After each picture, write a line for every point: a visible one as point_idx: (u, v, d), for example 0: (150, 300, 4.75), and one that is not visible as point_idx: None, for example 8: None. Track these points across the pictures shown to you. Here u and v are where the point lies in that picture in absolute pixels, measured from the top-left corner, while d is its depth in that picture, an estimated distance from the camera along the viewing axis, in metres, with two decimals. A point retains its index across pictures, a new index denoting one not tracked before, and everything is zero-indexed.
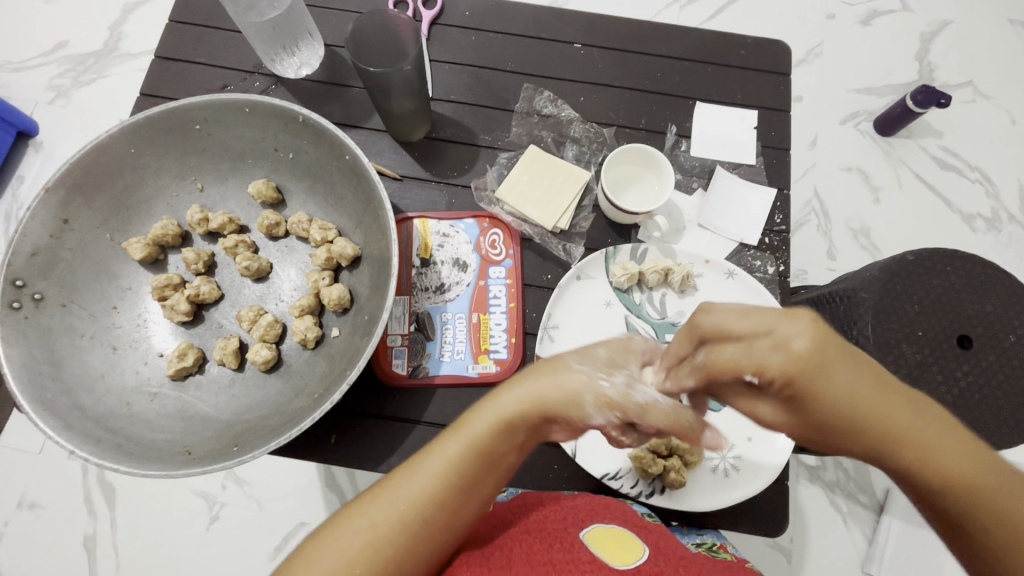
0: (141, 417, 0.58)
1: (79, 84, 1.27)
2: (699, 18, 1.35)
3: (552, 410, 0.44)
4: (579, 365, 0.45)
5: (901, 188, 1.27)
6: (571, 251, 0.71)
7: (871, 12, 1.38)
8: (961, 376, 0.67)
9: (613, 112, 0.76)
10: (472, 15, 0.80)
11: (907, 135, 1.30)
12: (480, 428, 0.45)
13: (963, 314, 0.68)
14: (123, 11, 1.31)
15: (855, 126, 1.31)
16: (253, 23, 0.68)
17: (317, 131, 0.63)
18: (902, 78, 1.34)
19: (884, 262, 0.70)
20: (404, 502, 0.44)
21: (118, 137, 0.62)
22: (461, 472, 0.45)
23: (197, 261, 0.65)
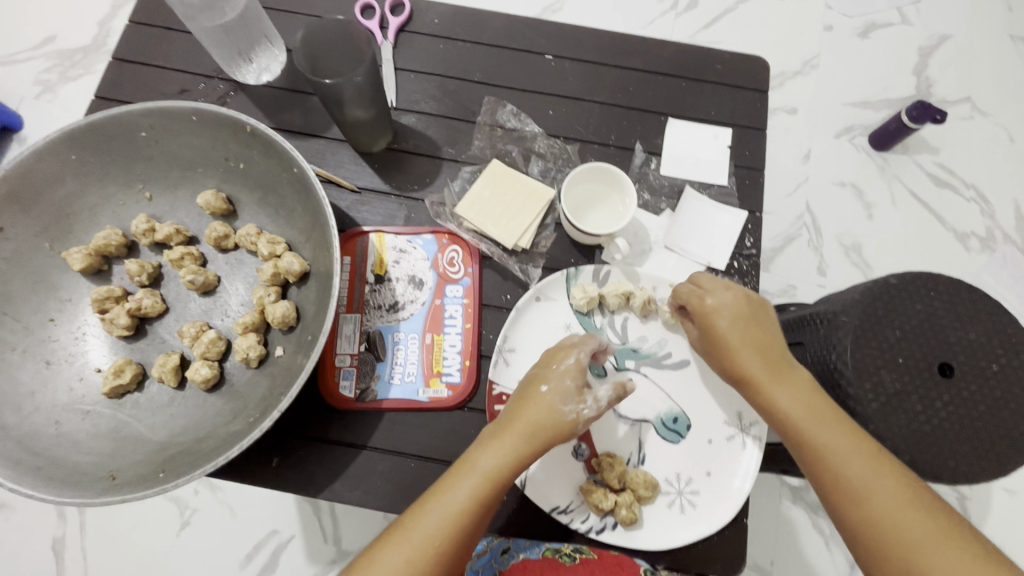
0: (69, 437, 0.56)
1: (66, 79, 1.25)
2: (692, 29, 1.32)
3: (546, 436, 0.52)
4: (563, 405, 0.54)
5: (895, 206, 1.24)
6: (530, 272, 0.68)
7: (869, 24, 1.35)
8: (942, 406, 0.63)
9: (583, 127, 0.74)
10: (442, 23, 0.78)
11: (903, 151, 1.27)
12: (494, 463, 0.50)
13: (945, 340, 0.65)
14: (112, 6, 1.28)
15: (850, 142, 1.28)
16: (205, 26, 0.66)
17: (266, 142, 0.60)
18: (899, 93, 1.31)
19: (867, 285, 0.67)
20: (435, 534, 0.47)
21: (58, 144, 0.59)
22: (480, 507, 0.49)
23: (140, 273, 0.63)
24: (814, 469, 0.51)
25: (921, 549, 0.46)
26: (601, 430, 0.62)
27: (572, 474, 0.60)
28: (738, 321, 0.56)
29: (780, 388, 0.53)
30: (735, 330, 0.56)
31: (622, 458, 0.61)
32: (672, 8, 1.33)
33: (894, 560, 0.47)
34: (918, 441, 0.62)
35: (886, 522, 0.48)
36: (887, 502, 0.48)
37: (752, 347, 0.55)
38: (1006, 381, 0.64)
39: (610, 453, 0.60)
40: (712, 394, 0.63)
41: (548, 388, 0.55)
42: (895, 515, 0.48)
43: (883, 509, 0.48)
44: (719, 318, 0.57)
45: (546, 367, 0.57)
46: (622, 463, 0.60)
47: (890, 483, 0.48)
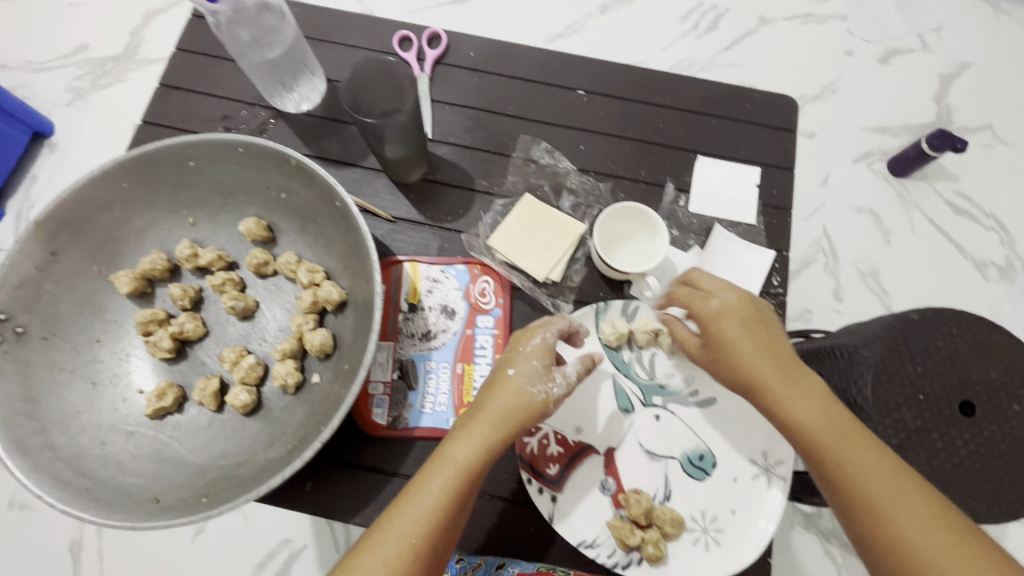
0: (114, 458, 0.57)
1: (97, 87, 1.22)
2: (714, 51, 1.34)
3: (517, 419, 0.53)
4: (532, 386, 0.54)
5: (914, 232, 1.23)
6: (560, 306, 0.70)
7: (891, 49, 1.34)
8: (963, 444, 0.64)
9: (613, 163, 0.75)
10: (477, 57, 0.80)
11: (921, 178, 1.27)
12: (463, 455, 0.50)
13: (965, 379, 0.65)
14: (143, 17, 1.27)
15: (868, 167, 1.27)
16: (253, 62, 0.67)
17: (309, 175, 0.62)
18: (919, 119, 1.30)
19: (889, 320, 0.68)
20: (412, 534, 0.47)
21: (111, 173, 0.61)
22: (455, 499, 0.49)
23: (183, 297, 0.65)
24: (835, 490, 0.47)
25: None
26: (628, 465, 0.63)
27: (599, 509, 0.61)
28: (745, 326, 0.53)
29: (793, 397, 0.50)
30: (745, 337, 0.53)
31: (648, 494, 0.62)
32: (694, 30, 1.34)
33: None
34: (940, 478, 0.63)
35: (916, 548, 0.44)
36: (915, 524, 0.44)
37: (762, 354, 0.52)
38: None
39: (637, 489, 0.61)
40: (736, 431, 0.64)
41: (515, 371, 0.55)
42: (926, 540, 0.44)
43: (913, 532, 0.44)
44: (725, 322, 0.54)
45: (512, 351, 0.57)
46: (649, 499, 0.60)
47: (916, 503, 0.45)
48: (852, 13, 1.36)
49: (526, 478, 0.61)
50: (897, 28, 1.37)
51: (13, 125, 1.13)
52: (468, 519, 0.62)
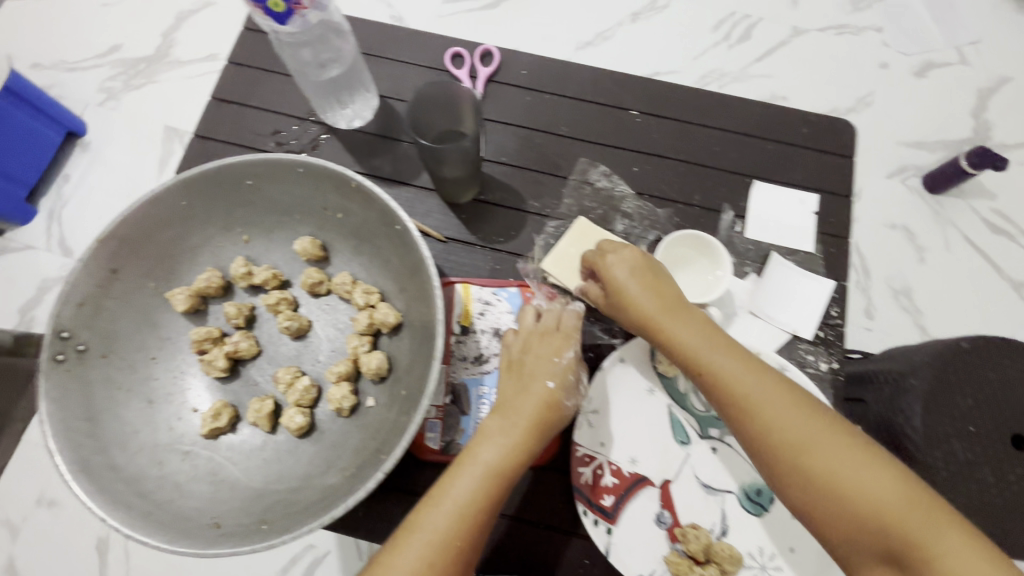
0: (171, 479, 0.57)
1: (130, 87, 1.10)
2: (746, 60, 1.13)
3: (547, 427, 0.56)
4: (567, 399, 0.58)
5: (950, 252, 1.02)
6: (616, 333, 0.69)
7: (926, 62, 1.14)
8: (1016, 480, 0.61)
9: (668, 186, 0.73)
10: (529, 75, 0.79)
11: (957, 193, 1.05)
12: (495, 456, 0.52)
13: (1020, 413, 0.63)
14: (176, 18, 1.14)
15: (902, 181, 1.05)
16: (314, 80, 0.68)
17: (369, 198, 0.61)
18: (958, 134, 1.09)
19: (937, 349, 0.66)
20: (444, 530, 0.48)
21: (172, 192, 0.61)
22: (489, 497, 0.50)
23: (237, 316, 0.65)
24: (749, 432, 0.52)
25: (864, 487, 0.47)
26: (684, 498, 0.62)
27: (656, 543, 0.60)
28: (644, 283, 0.60)
29: (700, 346, 0.56)
30: (645, 292, 0.59)
31: (706, 529, 0.60)
32: (726, 39, 1.15)
33: (844, 511, 0.47)
34: (995, 514, 0.61)
35: (828, 470, 0.48)
36: (825, 448, 0.49)
37: (662, 308, 0.58)
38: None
39: (694, 524, 0.60)
40: None
41: (552, 384, 0.58)
42: (837, 460, 0.48)
43: (825, 455, 0.49)
44: (624, 283, 0.60)
45: (541, 359, 0.59)
46: (708, 535, 0.59)
47: (821, 427, 0.50)
48: (887, 22, 1.17)
49: (581, 509, 0.61)
50: (932, 38, 1.16)
51: (45, 123, 1.00)
52: (521, 547, 0.62)
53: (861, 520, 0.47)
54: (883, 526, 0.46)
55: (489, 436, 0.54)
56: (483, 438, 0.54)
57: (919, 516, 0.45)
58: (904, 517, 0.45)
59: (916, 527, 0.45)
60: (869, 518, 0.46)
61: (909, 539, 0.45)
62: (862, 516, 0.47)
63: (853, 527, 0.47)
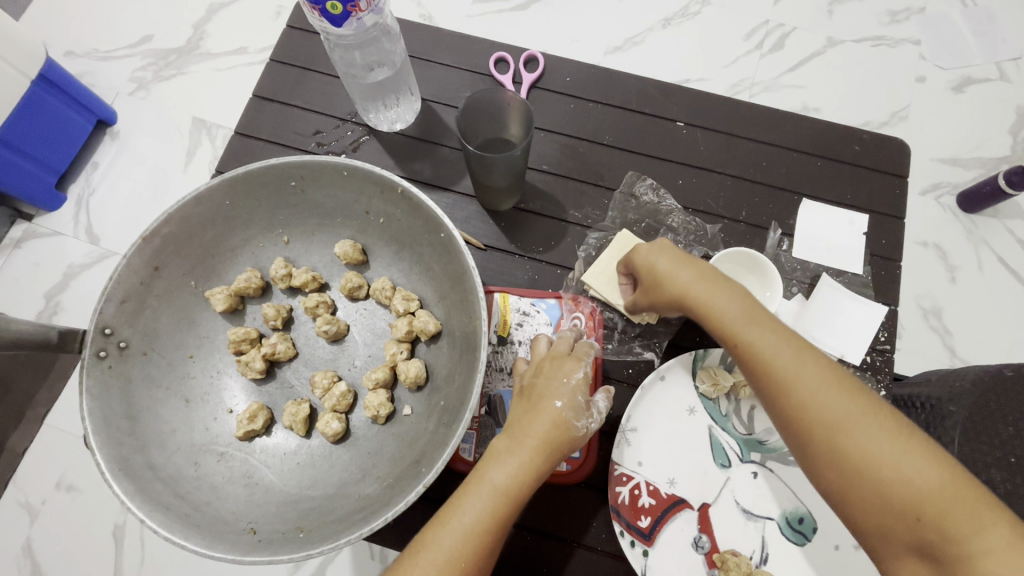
0: (208, 481, 0.57)
1: (160, 78, 1.10)
2: (776, 72, 1.06)
3: (559, 449, 0.51)
4: (577, 420, 0.53)
5: (983, 273, 0.96)
6: (655, 353, 0.68)
7: (964, 77, 1.07)
8: None
9: (714, 201, 0.72)
10: (574, 82, 0.78)
11: (992, 212, 1.00)
12: (505, 477, 0.49)
13: None
14: (208, 10, 1.14)
15: (935, 201, 1.00)
16: (361, 83, 0.69)
17: (414, 204, 0.61)
18: (995, 152, 1.03)
19: (976, 374, 0.65)
20: (452, 555, 0.46)
21: (217, 190, 0.60)
22: (499, 520, 0.48)
23: (276, 318, 0.65)
24: (782, 410, 0.48)
25: (905, 476, 0.43)
26: (723, 523, 0.60)
27: (693, 569, 0.58)
28: (677, 258, 0.55)
29: (737, 320, 0.51)
30: (680, 265, 0.54)
31: (746, 556, 0.59)
32: (758, 48, 1.09)
33: (880, 500, 0.44)
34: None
35: (868, 456, 0.44)
36: (869, 432, 0.45)
37: (698, 279, 0.53)
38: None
39: (734, 551, 0.58)
40: None
41: (561, 404, 0.53)
42: (878, 447, 0.44)
43: (867, 440, 0.44)
44: (657, 258, 0.55)
45: (550, 381, 0.55)
46: (748, 564, 0.57)
47: (864, 412, 0.45)
48: (924, 35, 1.09)
49: (618, 530, 0.59)
50: (972, 53, 1.09)
51: (77, 111, 1.00)
52: (554, 563, 0.61)
53: (896, 509, 0.43)
54: (920, 517, 0.42)
55: (501, 453, 0.51)
56: (494, 456, 0.51)
57: (961, 510, 0.42)
58: (947, 511, 0.42)
59: (958, 522, 0.42)
60: (906, 510, 0.43)
61: (948, 532, 0.42)
62: (898, 506, 0.43)
63: (886, 517, 0.44)
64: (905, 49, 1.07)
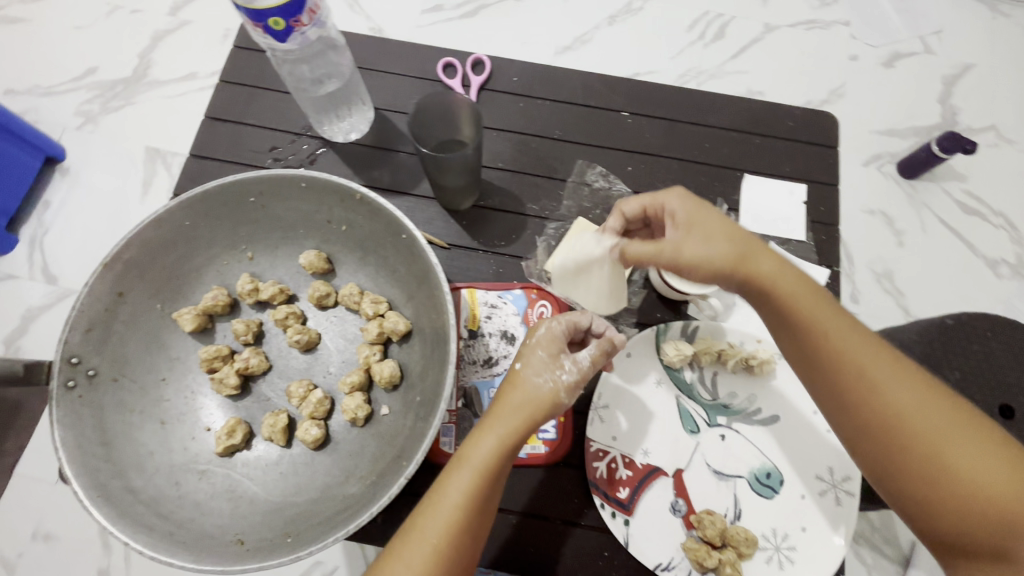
0: (190, 498, 0.57)
1: (108, 110, 1.09)
2: (718, 62, 1.12)
3: (525, 412, 0.53)
4: (539, 378, 0.54)
5: (923, 235, 1.02)
6: (623, 330, 0.70)
7: (893, 53, 1.15)
8: None
9: (662, 183, 0.76)
10: (521, 82, 0.81)
11: (929, 177, 1.06)
12: (479, 454, 0.51)
13: (1001, 382, 0.68)
14: (153, 38, 1.14)
15: (877, 169, 1.06)
16: (312, 96, 0.71)
17: (373, 208, 0.62)
18: (926, 120, 1.10)
19: (922, 327, 0.72)
20: (436, 534, 0.49)
21: (175, 212, 0.61)
22: (478, 496, 0.50)
23: (245, 333, 0.65)
24: (863, 412, 0.49)
25: (991, 486, 0.44)
26: (698, 486, 0.63)
27: (673, 531, 0.61)
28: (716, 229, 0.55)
29: (815, 317, 0.51)
30: (722, 241, 0.54)
31: (720, 514, 0.62)
32: (700, 38, 1.14)
33: (962, 506, 0.45)
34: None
35: (953, 464, 0.45)
36: (955, 441, 0.46)
37: (761, 266, 0.54)
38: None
39: (709, 510, 0.62)
40: (802, 448, 0.64)
41: (522, 366, 0.55)
42: (962, 455, 0.45)
43: (951, 447, 0.46)
44: (692, 226, 0.55)
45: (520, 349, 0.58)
46: (723, 520, 0.61)
47: (951, 422, 0.47)
48: (852, 18, 1.17)
49: (598, 503, 0.62)
50: (898, 29, 1.17)
51: (23, 149, 0.99)
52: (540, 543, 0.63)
53: (976, 517, 0.44)
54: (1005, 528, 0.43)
55: (478, 432, 0.53)
56: (473, 435, 0.53)
57: None
58: None
59: None
60: (987, 519, 0.44)
61: None
62: (978, 513, 0.44)
63: (965, 524, 0.45)
64: (834, 33, 1.15)
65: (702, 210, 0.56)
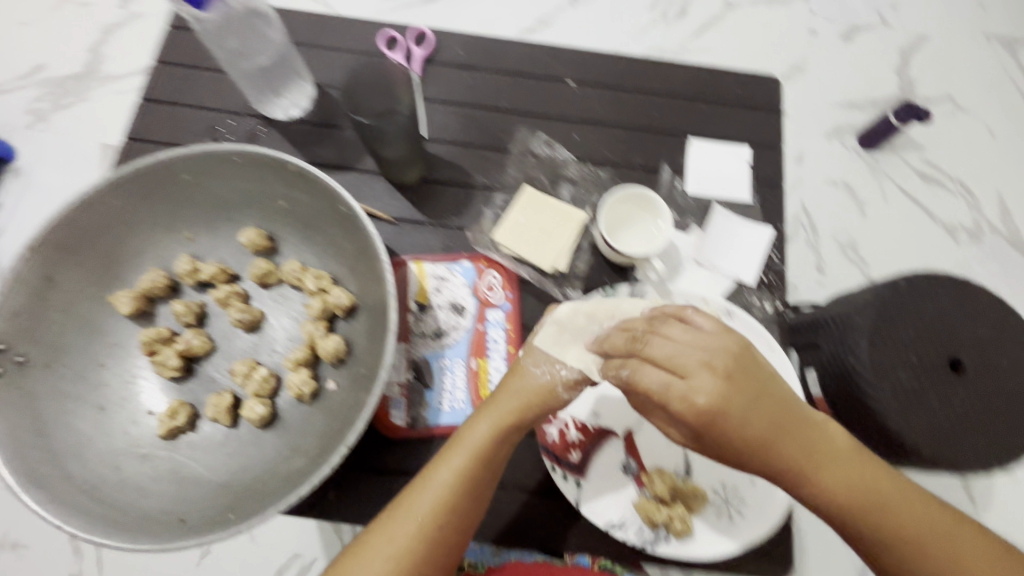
0: (131, 483, 0.56)
1: (60, 108, 1.00)
2: (682, 39, 1.13)
3: (523, 401, 0.54)
4: (537, 367, 0.55)
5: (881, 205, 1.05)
6: (569, 294, 0.69)
7: (851, 27, 1.16)
8: (957, 400, 0.67)
9: (609, 151, 0.76)
10: (466, 54, 0.79)
11: (891, 148, 1.08)
12: (475, 437, 0.52)
13: (957, 339, 0.68)
14: (104, 30, 1.05)
15: (840, 144, 1.08)
16: (244, 69, 0.69)
17: (310, 181, 0.62)
18: (887, 92, 1.12)
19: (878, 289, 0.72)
20: (422, 513, 0.49)
21: (103, 192, 0.59)
22: (467, 481, 0.50)
23: (186, 313, 0.64)
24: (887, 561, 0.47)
25: None
26: (648, 446, 0.64)
27: (625, 490, 0.62)
28: (747, 396, 0.44)
29: (839, 482, 0.46)
30: (753, 416, 0.44)
31: (670, 472, 0.63)
32: (663, 18, 1.14)
33: None
34: (939, 432, 0.66)
35: None
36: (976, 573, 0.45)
37: (787, 429, 0.46)
38: (1015, 372, 0.67)
39: (659, 468, 0.63)
40: None
41: (523, 355, 0.57)
42: None
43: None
44: (722, 400, 0.43)
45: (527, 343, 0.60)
46: (672, 476, 0.62)
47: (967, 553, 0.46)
48: None
49: (550, 467, 0.62)
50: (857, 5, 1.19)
51: None
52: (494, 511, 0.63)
53: None
54: None
55: (476, 419, 0.54)
56: (470, 422, 0.54)
57: None
58: None
59: None
60: None
61: None
62: None
63: None
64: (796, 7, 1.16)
65: (729, 364, 0.44)
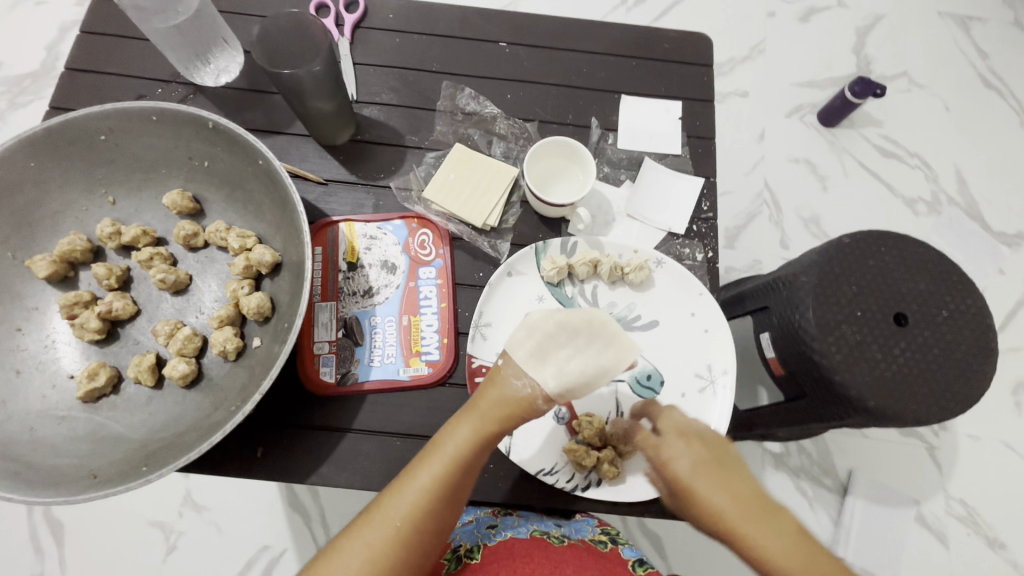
0: (46, 443, 0.55)
1: (15, 106, 1.14)
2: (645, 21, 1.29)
3: (504, 412, 0.53)
4: (517, 379, 0.54)
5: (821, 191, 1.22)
6: (498, 246, 0.70)
7: (809, 9, 1.34)
8: (901, 356, 0.60)
9: (541, 108, 0.76)
10: (397, 18, 0.79)
11: (849, 125, 1.27)
12: (455, 443, 0.51)
13: (895, 291, 0.62)
14: (60, 30, 1.18)
15: (800, 120, 1.27)
16: (157, 28, 0.67)
17: (229, 137, 0.61)
18: (842, 71, 1.30)
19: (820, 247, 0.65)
20: (399, 517, 0.48)
21: (15, 151, 0.59)
22: (446, 487, 0.50)
23: (108, 277, 0.62)
24: None
25: None
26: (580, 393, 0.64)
27: (555, 436, 0.62)
28: (694, 450, 0.53)
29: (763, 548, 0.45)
30: (689, 461, 0.52)
31: (601, 417, 0.63)
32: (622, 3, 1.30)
33: None
34: (886, 391, 0.58)
35: None
36: None
37: (730, 496, 0.49)
38: (958, 327, 0.61)
39: (589, 413, 0.63)
40: (679, 351, 0.66)
41: (503, 363, 0.56)
42: None
43: None
44: (675, 448, 0.54)
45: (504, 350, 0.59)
46: (600, 420, 0.62)
47: None
48: None
49: None
50: None
51: None
52: None
53: None
54: None
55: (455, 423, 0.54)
56: (450, 427, 0.54)
57: None
58: None
59: None
60: None
61: None
62: None
63: None
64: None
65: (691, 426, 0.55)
